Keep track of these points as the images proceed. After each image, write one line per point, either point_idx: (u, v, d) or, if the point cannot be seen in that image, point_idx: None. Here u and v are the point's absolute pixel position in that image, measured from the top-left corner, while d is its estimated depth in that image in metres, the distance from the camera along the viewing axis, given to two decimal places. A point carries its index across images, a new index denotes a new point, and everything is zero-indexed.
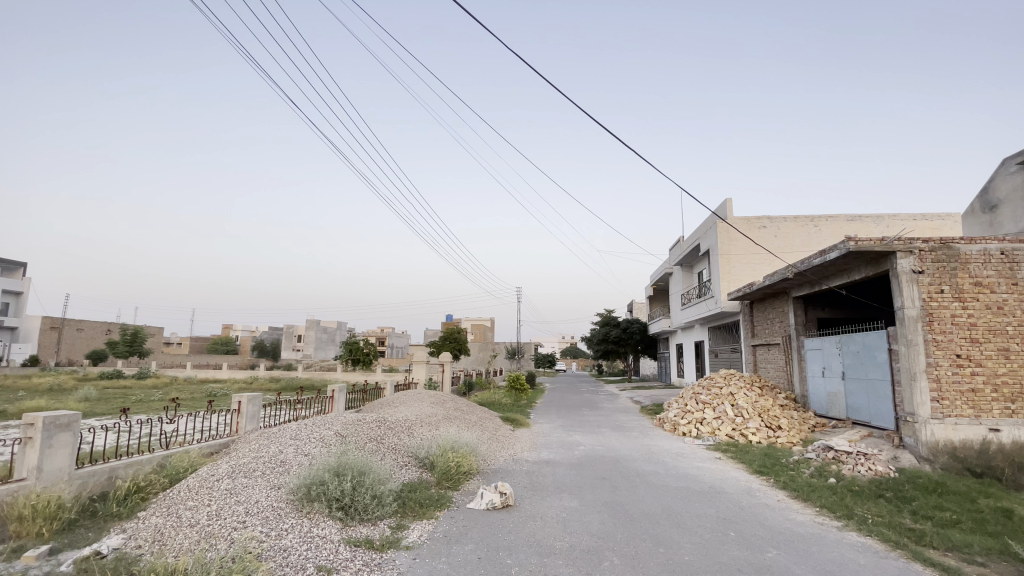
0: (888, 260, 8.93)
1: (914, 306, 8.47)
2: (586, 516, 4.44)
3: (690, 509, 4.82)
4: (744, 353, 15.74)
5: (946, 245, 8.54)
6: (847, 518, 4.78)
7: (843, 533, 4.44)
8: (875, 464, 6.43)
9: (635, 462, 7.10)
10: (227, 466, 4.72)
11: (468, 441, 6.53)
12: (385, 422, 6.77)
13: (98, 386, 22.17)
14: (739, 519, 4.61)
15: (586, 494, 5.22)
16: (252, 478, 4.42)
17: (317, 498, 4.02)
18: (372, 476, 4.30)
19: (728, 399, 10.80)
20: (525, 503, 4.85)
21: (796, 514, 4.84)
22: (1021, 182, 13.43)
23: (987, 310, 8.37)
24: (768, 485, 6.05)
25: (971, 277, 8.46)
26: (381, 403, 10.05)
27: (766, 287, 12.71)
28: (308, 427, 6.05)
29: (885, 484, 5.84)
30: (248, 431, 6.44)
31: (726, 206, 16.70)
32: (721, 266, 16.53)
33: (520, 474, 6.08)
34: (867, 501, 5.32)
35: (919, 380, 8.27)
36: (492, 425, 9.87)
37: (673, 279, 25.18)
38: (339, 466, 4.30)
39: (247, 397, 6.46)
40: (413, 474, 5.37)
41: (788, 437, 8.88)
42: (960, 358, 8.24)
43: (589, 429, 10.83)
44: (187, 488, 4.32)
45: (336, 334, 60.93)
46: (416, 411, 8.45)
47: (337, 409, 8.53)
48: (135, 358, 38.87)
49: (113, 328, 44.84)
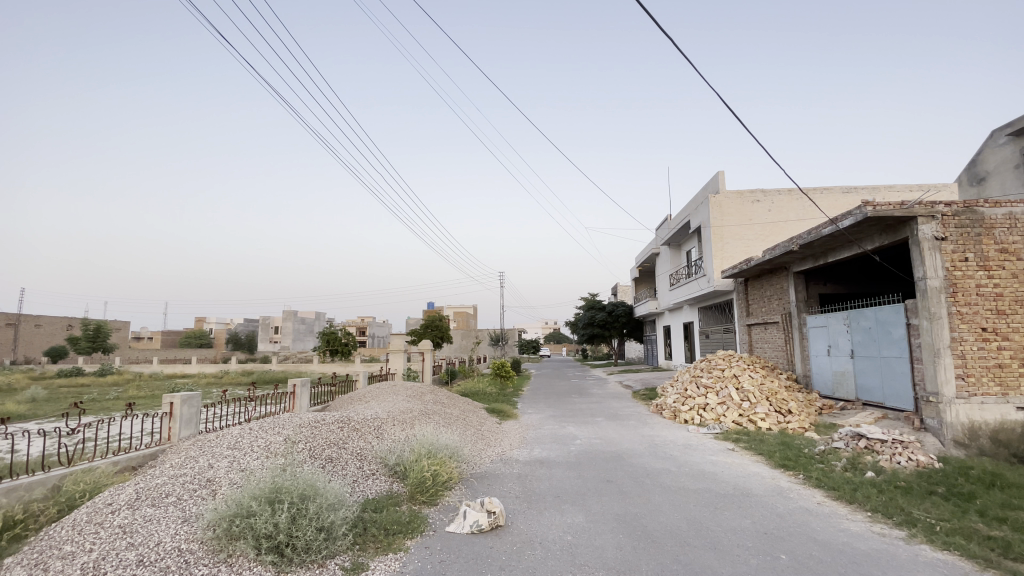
0: (907, 227, 8.09)
1: (937, 276, 7.66)
2: (597, 539, 3.54)
3: (720, 522, 3.93)
4: (739, 333, 15.03)
5: (970, 209, 7.76)
6: (910, 526, 3.94)
7: (915, 548, 3.59)
8: (917, 453, 5.65)
9: (641, 459, 6.20)
10: (132, 489, 3.64)
11: (448, 441, 5.53)
12: (349, 423, 5.74)
13: (53, 386, 20.51)
14: (785, 533, 3.75)
15: (591, 506, 4.29)
16: (161, 509, 3.36)
17: (242, 535, 2.98)
18: (319, 502, 3.25)
19: (732, 381, 10.00)
20: (518, 522, 3.89)
21: (847, 523, 4.00)
22: (1007, 155, 12.95)
23: (1014, 279, 7.65)
24: (798, 482, 5.24)
25: (997, 243, 7.71)
26: (352, 398, 9.00)
27: (766, 262, 11.89)
28: (253, 433, 4.98)
29: (935, 478, 5.02)
30: (183, 438, 5.32)
31: (719, 179, 15.94)
32: (713, 242, 15.66)
33: (511, 480, 5.13)
34: (921, 501, 4.49)
35: (943, 357, 7.50)
36: (476, 419, 8.92)
37: (661, 260, 24.33)
38: (275, 490, 3.23)
39: (180, 397, 5.30)
40: (380, 487, 4.38)
41: (799, 423, 8.17)
42: (986, 331, 7.52)
43: (581, 418, 9.96)
44: (70, 525, 3.24)
45: (314, 325, 59.27)
46: (388, 407, 7.43)
47: (301, 407, 7.45)
48: (99, 354, 36.98)
49: (75, 323, 42.54)
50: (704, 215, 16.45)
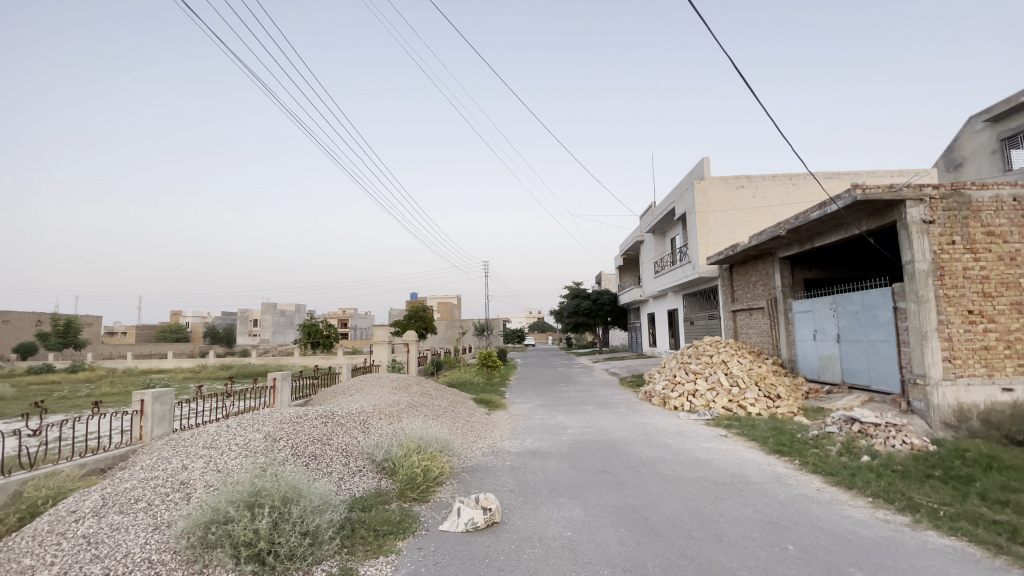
0: (895, 210, 8.07)
1: (925, 259, 7.66)
2: (599, 534, 3.39)
3: (722, 512, 3.81)
4: (724, 320, 15.08)
5: (957, 192, 7.75)
6: (914, 511, 3.88)
7: (922, 534, 3.50)
8: (911, 436, 5.61)
9: (635, 447, 6.08)
10: (99, 495, 3.37)
11: (438, 434, 5.32)
12: (334, 417, 5.50)
13: (21, 383, 19.73)
14: (788, 522, 3.65)
15: (590, 499, 4.13)
16: (131, 517, 3.09)
17: (220, 543, 2.75)
18: (303, 505, 3.02)
19: (720, 367, 9.96)
20: (515, 518, 3.71)
21: (850, 510, 3.91)
22: (985, 141, 13.07)
23: (1000, 261, 7.68)
24: (795, 467, 5.18)
25: (983, 226, 7.73)
26: (336, 391, 8.71)
27: (753, 248, 11.85)
28: (231, 430, 4.71)
29: (931, 462, 4.99)
30: (156, 437, 5.03)
31: (704, 165, 15.87)
32: (699, 229, 15.61)
33: (504, 473, 4.96)
34: (921, 485, 4.44)
35: (931, 339, 7.52)
36: (465, 410, 8.72)
37: (645, 247, 24.33)
38: (254, 493, 2.99)
39: (151, 394, 4.99)
40: (368, 484, 4.17)
41: (788, 407, 8.18)
42: (973, 314, 7.55)
43: (570, 407, 9.86)
44: (29, 535, 2.96)
45: (294, 316, 58.30)
46: (374, 400, 7.20)
47: (282, 402, 7.16)
48: (70, 350, 35.80)
49: (44, 319, 41.07)
50: (690, 202, 16.39)
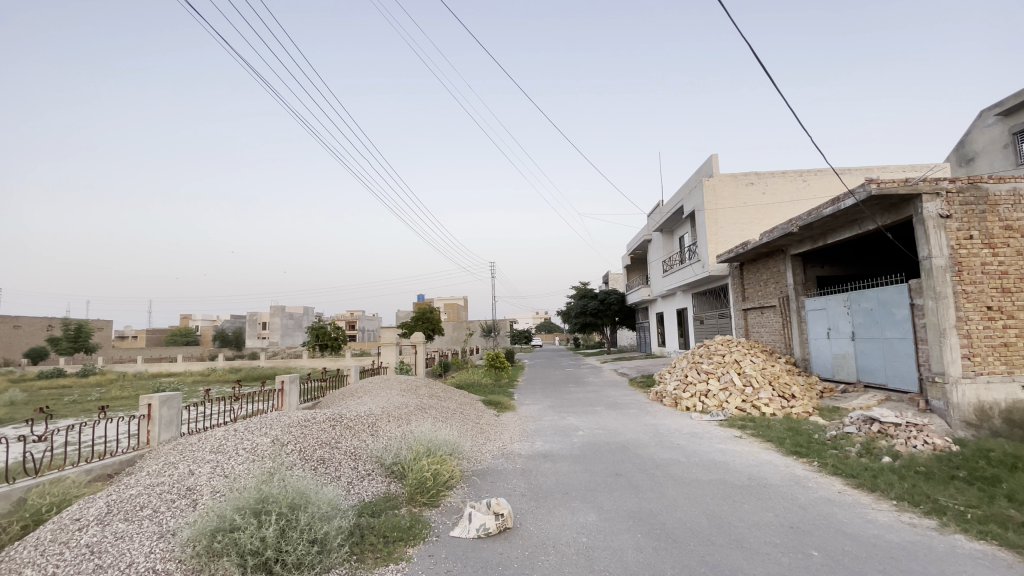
0: (910, 205, 7.90)
1: (942, 255, 7.48)
2: (615, 539, 3.29)
3: (741, 516, 3.70)
4: (734, 318, 14.89)
5: (974, 186, 7.57)
6: (940, 514, 3.74)
7: (950, 539, 3.37)
8: (932, 436, 5.45)
9: (647, 449, 5.96)
10: (104, 502, 3.31)
11: (447, 437, 5.24)
12: (342, 420, 5.43)
13: (33, 388, 19.87)
14: (810, 526, 3.53)
15: (604, 503, 4.03)
16: (136, 525, 3.03)
17: (226, 551, 2.67)
18: (310, 512, 2.94)
19: (732, 367, 9.81)
20: (527, 523, 3.62)
21: (874, 513, 3.78)
22: (997, 135, 12.82)
23: (1019, 256, 7.49)
24: (813, 469, 5.04)
25: (1002, 220, 7.54)
26: (345, 393, 8.65)
27: (763, 245, 11.69)
28: (238, 434, 4.65)
29: (955, 462, 4.83)
30: (163, 442, 4.99)
31: (713, 162, 15.70)
32: (708, 227, 15.44)
33: (515, 476, 4.86)
34: (945, 487, 4.29)
35: (949, 336, 7.34)
36: (473, 412, 8.63)
37: (653, 246, 24.14)
38: (260, 500, 2.91)
39: (159, 398, 4.96)
40: (377, 488, 4.09)
41: (802, 407, 8.02)
42: (992, 310, 7.37)
43: (580, 408, 9.74)
44: (33, 544, 2.90)
45: (302, 319, 58.49)
46: (382, 402, 7.14)
47: (290, 405, 7.12)
48: (81, 354, 36.11)
49: (56, 323, 41.46)
50: (698, 200, 16.22)
